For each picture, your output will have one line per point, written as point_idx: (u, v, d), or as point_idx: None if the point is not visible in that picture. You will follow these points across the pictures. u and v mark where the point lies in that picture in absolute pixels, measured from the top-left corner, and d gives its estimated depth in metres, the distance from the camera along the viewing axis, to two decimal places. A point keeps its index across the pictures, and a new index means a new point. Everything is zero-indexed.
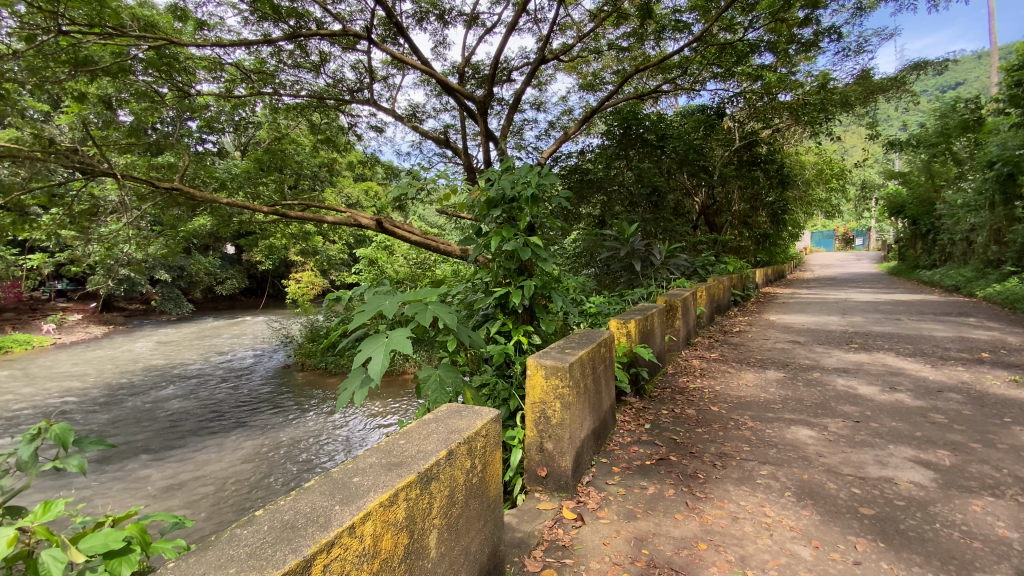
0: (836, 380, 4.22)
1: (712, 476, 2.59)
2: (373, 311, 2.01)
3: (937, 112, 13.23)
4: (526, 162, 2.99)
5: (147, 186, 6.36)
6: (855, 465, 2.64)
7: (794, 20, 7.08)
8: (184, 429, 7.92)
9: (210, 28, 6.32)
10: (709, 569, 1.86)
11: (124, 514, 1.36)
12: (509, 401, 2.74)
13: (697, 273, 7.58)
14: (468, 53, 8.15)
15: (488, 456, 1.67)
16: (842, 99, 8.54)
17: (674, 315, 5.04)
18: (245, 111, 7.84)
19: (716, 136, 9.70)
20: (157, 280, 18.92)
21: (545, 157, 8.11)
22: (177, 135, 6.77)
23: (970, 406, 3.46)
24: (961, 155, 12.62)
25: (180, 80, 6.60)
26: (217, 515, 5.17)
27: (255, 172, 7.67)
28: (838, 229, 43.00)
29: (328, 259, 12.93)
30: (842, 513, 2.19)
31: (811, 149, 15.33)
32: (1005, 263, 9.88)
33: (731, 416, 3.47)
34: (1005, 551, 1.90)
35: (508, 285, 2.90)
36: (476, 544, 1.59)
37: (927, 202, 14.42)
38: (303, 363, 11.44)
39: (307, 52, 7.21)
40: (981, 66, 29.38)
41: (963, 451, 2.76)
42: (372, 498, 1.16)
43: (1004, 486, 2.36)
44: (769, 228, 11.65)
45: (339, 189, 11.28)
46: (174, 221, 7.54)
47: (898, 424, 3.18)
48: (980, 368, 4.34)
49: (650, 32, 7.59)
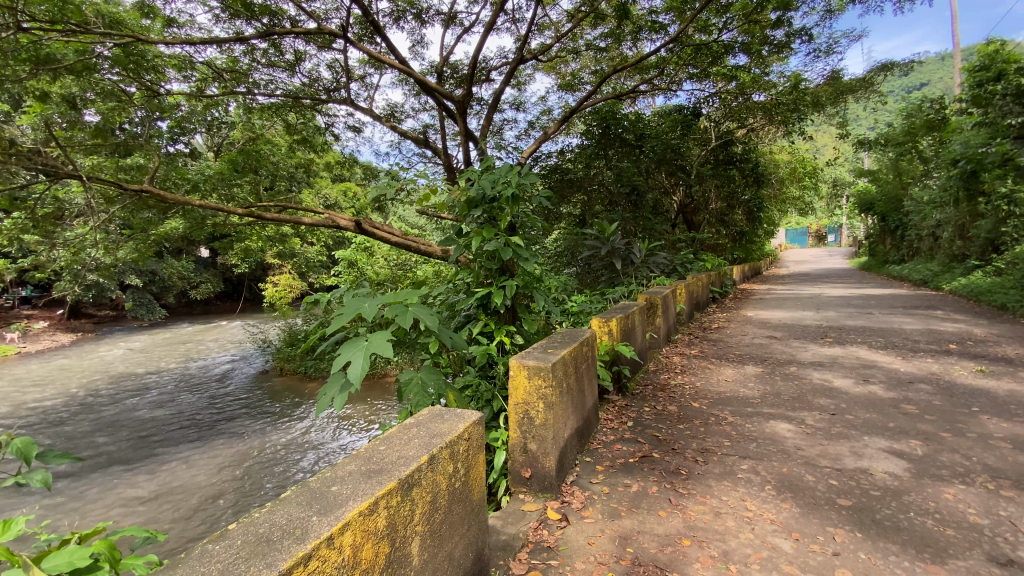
0: (812, 373, 4.31)
1: (695, 472, 2.61)
2: (352, 313, 1.95)
3: (904, 111, 13.59)
4: (506, 161, 2.97)
5: (115, 188, 6.15)
6: (832, 457, 2.69)
7: (766, 22, 7.21)
8: (157, 438, 7.74)
9: (181, 26, 6.18)
10: (694, 565, 1.87)
11: (93, 530, 1.26)
12: (493, 402, 2.74)
13: (677, 271, 7.76)
14: (446, 53, 8.06)
15: (470, 459, 1.65)
16: (814, 99, 8.81)
17: (655, 312, 5.05)
18: (217, 110, 7.71)
19: (693, 136, 9.81)
20: (129, 286, 18.36)
21: (526, 156, 8.05)
22: (146, 136, 6.50)
23: (940, 396, 3.56)
24: (928, 153, 13.00)
25: (149, 79, 6.37)
26: (188, 529, 5.04)
27: (229, 174, 7.56)
28: (810, 227, 44.25)
29: (306, 261, 12.73)
30: (821, 504, 2.24)
31: (785, 147, 15.63)
32: (970, 257, 10.26)
33: (712, 412, 3.51)
34: (977, 538, 1.95)
35: (490, 286, 2.89)
36: (460, 549, 1.57)
37: (895, 199, 15.03)
38: (282, 367, 11.27)
39: (281, 51, 7.07)
40: (947, 67, 30.12)
41: (934, 441, 2.84)
42: (351, 507, 1.12)
43: (974, 474, 2.44)
44: (745, 226, 11.88)
45: (318, 190, 11.14)
46: (145, 224, 7.31)
47: (873, 415, 3.26)
48: (949, 360, 4.47)
49: (627, 32, 7.63)
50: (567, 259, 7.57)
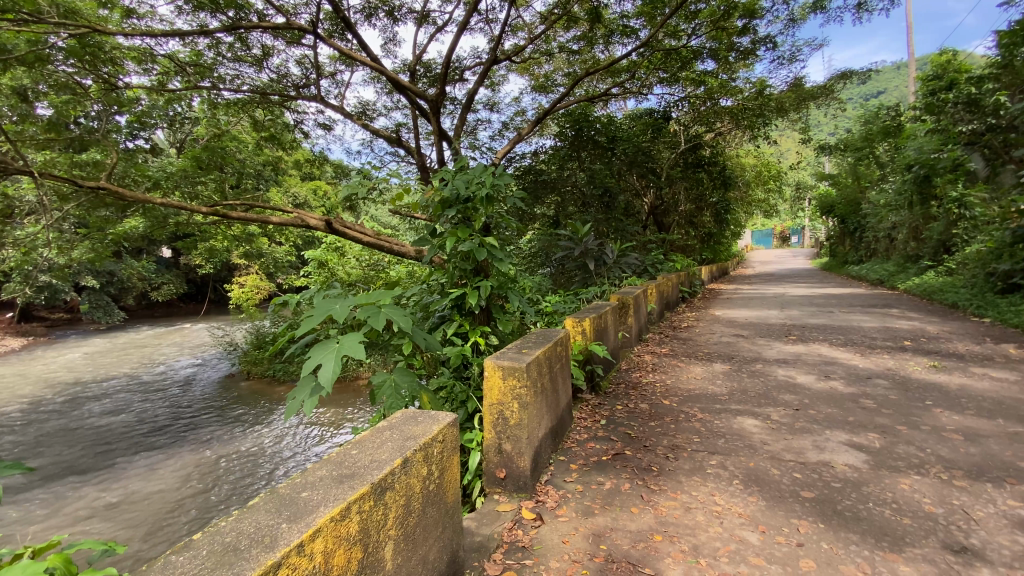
0: (777, 370, 4.46)
1: (666, 469, 2.67)
2: (323, 315, 1.91)
3: (862, 118, 14.19)
4: (480, 161, 2.96)
5: (70, 185, 5.86)
6: (796, 451, 2.79)
7: (733, 29, 7.42)
8: (116, 446, 7.42)
9: (141, 17, 5.94)
10: (666, 560, 1.91)
11: (47, 544, 1.20)
12: (467, 403, 2.72)
13: (648, 271, 7.91)
14: (419, 51, 7.99)
15: (444, 462, 1.64)
16: (778, 105, 9.16)
17: (627, 312, 5.12)
18: (180, 105, 7.44)
19: (663, 139, 10.00)
20: (84, 288, 17.54)
21: (500, 157, 8.05)
22: (103, 130, 6.27)
23: (895, 391, 3.74)
24: (884, 158, 13.60)
25: (106, 71, 6.07)
26: (149, 541, 4.84)
27: (193, 171, 7.26)
28: (774, 229, 45.69)
29: (275, 261, 12.42)
30: (786, 497, 2.31)
31: (750, 151, 16.10)
32: (922, 258, 10.79)
33: (682, 409, 3.59)
34: (932, 526, 2.05)
35: (464, 286, 2.87)
36: (434, 552, 1.56)
37: (854, 202, 15.67)
38: (250, 371, 10.95)
39: (248, 45, 6.88)
40: (901, 76, 31.58)
41: (890, 433, 2.97)
42: (323, 513, 1.10)
43: (928, 465, 2.56)
44: (713, 227, 12.19)
45: (287, 189, 10.89)
46: (102, 223, 6.99)
47: (834, 410, 3.39)
48: (903, 356, 4.70)
49: (599, 36, 7.73)
50: (541, 259, 7.62)
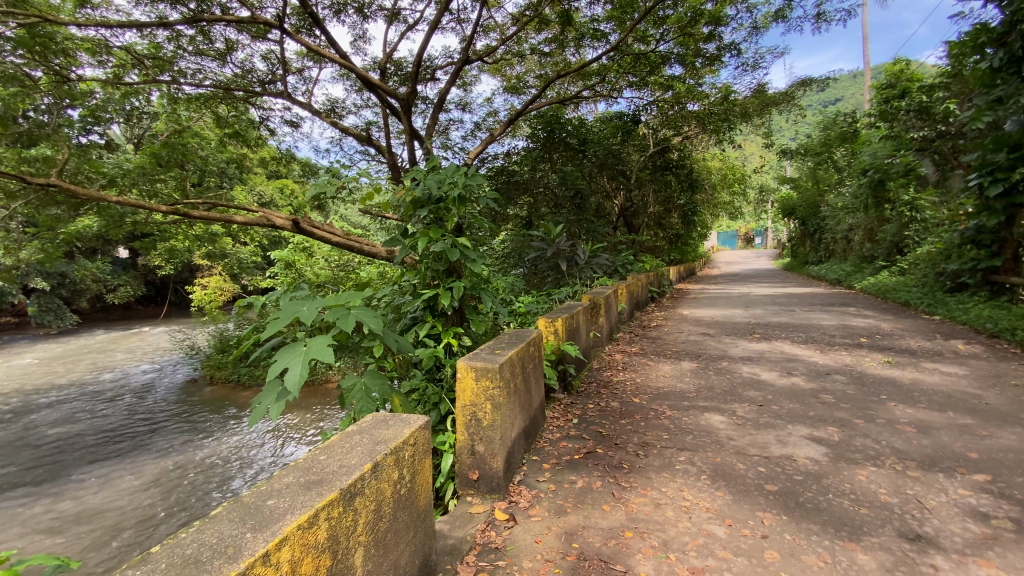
0: (742, 367, 4.59)
1: (637, 466, 2.71)
2: (289, 318, 1.86)
3: (821, 124, 14.76)
4: (452, 161, 2.94)
5: (17, 182, 5.54)
6: (760, 445, 2.88)
7: (699, 35, 7.61)
8: (68, 457, 7.06)
9: (95, 7, 5.68)
10: (637, 556, 1.94)
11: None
12: (440, 405, 2.70)
13: (618, 271, 8.03)
14: (389, 49, 7.89)
15: (416, 465, 1.62)
16: (743, 110, 9.45)
17: (598, 312, 5.18)
18: (137, 99, 7.14)
19: (633, 142, 10.17)
20: (32, 290, 16.62)
21: (472, 157, 8.03)
22: (54, 125, 5.98)
23: (853, 386, 3.90)
24: (841, 163, 14.17)
25: (57, 63, 5.77)
26: (104, 556, 4.64)
27: (151, 167, 7.07)
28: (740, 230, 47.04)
29: (239, 262, 12.05)
30: (751, 491, 2.38)
31: (716, 155, 16.52)
32: (877, 258, 11.30)
33: (651, 407, 3.66)
34: (887, 515, 2.15)
35: (436, 287, 2.85)
36: (406, 556, 1.55)
37: (813, 205, 16.28)
38: (213, 375, 10.59)
39: (211, 39, 6.65)
40: (856, 85, 33.02)
41: (848, 427, 3.10)
42: (289, 521, 1.08)
43: (883, 457, 2.69)
44: (680, 228, 12.46)
45: (252, 188, 10.60)
46: (51, 221, 6.64)
47: (795, 405, 3.52)
48: (860, 352, 4.91)
49: (570, 38, 7.80)
50: (514, 260, 7.63)
